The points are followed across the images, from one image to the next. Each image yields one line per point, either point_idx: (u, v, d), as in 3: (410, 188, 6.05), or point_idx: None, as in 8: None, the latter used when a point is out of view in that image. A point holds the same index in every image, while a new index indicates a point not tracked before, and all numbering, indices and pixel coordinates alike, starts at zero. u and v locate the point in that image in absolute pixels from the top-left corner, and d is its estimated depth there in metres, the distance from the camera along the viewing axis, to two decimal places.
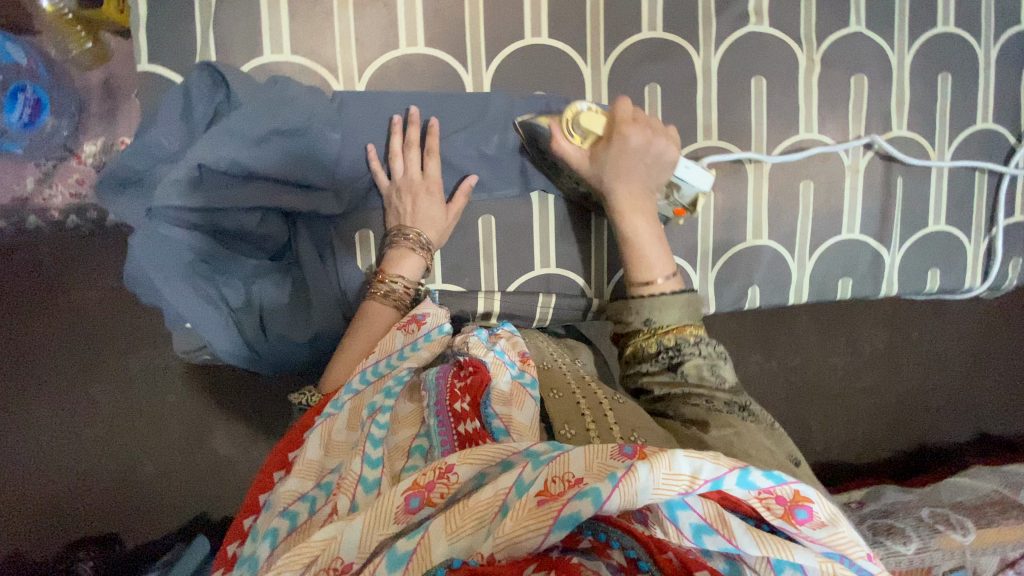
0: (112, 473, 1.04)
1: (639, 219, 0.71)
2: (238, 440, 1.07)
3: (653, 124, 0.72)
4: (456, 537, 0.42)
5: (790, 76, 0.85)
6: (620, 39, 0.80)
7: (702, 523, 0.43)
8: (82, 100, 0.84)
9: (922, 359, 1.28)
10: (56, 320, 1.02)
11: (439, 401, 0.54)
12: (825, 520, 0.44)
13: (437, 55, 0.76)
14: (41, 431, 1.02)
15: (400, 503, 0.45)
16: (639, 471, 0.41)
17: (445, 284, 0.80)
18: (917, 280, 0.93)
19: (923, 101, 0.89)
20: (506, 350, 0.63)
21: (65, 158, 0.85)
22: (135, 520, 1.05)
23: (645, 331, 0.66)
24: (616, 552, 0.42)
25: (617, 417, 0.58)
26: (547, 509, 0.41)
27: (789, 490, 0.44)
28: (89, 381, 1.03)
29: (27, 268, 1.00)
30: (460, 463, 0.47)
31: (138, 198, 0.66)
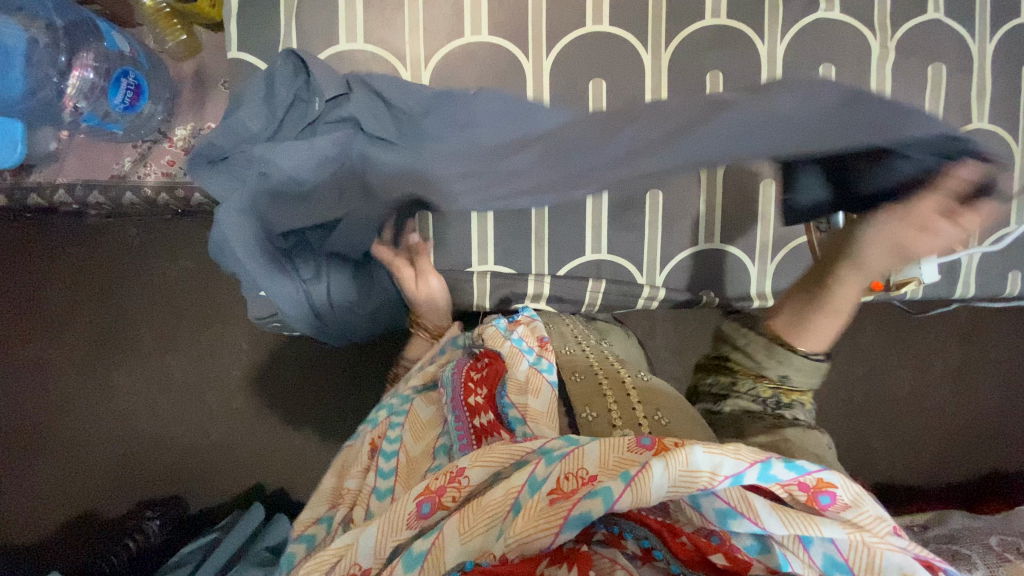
0: (186, 437, 1.13)
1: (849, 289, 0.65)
2: (295, 415, 1.13)
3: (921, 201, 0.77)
4: (469, 537, 0.44)
5: (862, 64, 0.82)
6: (684, 27, 0.80)
7: (726, 508, 0.43)
8: (176, 88, 0.94)
9: (998, 374, 1.19)
10: (145, 293, 1.11)
11: (455, 398, 0.61)
12: (848, 502, 0.44)
13: (499, 44, 0.78)
14: (122, 397, 1.12)
15: (412, 509, 0.48)
16: (653, 469, 0.41)
17: (497, 266, 0.83)
18: (994, 284, 0.88)
19: (1005, 95, 0.84)
20: (524, 337, 0.69)
21: (158, 140, 0.95)
22: (199, 486, 1.13)
23: (776, 382, 0.65)
24: (629, 542, 0.43)
25: (638, 396, 0.62)
26: (559, 507, 0.42)
27: (812, 478, 0.44)
28: (166, 351, 1.12)
29: (121, 244, 1.10)
30: (470, 467, 0.49)
31: (226, 172, 0.70)
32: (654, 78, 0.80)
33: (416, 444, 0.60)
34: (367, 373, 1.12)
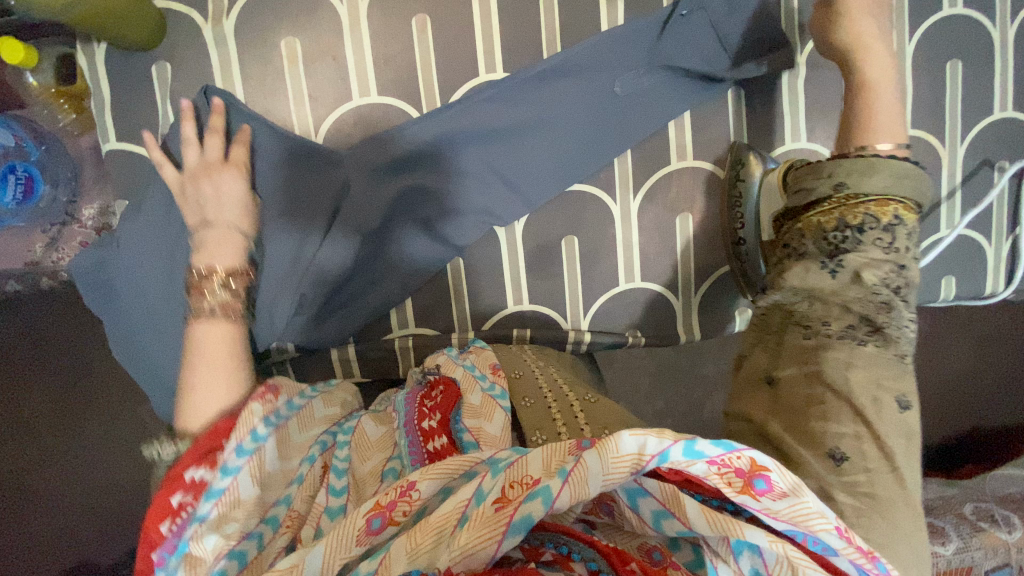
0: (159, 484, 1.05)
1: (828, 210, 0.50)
2: None
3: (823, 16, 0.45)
4: (416, 554, 0.47)
5: (770, 85, 0.79)
6: (580, 66, 0.76)
7: (660, 508, 0.49)
8: (76, 165, 0.91)
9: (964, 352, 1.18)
10: (82, 362, 1.04)
11: (408, 421, 0.61)
12: (785, 488, 0.46)
13: (390, 103, 0.75)
14: (92, 444, 1.04)
15: (361, 525, 0.49)
16: (587, 461, 0.46)
17: (419, 327, 0.81)
18: (928, 289, 0.87)
19: (927, 96, 0.82)
20: (478, 364, 0.71)
21: (67, 222, 0.92)
22: None
23: (837, 196, 0.64)
24: (577, 564, 0.46)
25: (586, 417, 0.64)
26: (501, 515, 0.45)
27: (745, 461, 0.46)
28: (133, 399, 1.04)
29: (33, 323, 1.03)
30: (420, 480, 0.52)
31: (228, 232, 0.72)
32: (555, 119, 0.76)
33: (364, 463, 0.59)
34: None
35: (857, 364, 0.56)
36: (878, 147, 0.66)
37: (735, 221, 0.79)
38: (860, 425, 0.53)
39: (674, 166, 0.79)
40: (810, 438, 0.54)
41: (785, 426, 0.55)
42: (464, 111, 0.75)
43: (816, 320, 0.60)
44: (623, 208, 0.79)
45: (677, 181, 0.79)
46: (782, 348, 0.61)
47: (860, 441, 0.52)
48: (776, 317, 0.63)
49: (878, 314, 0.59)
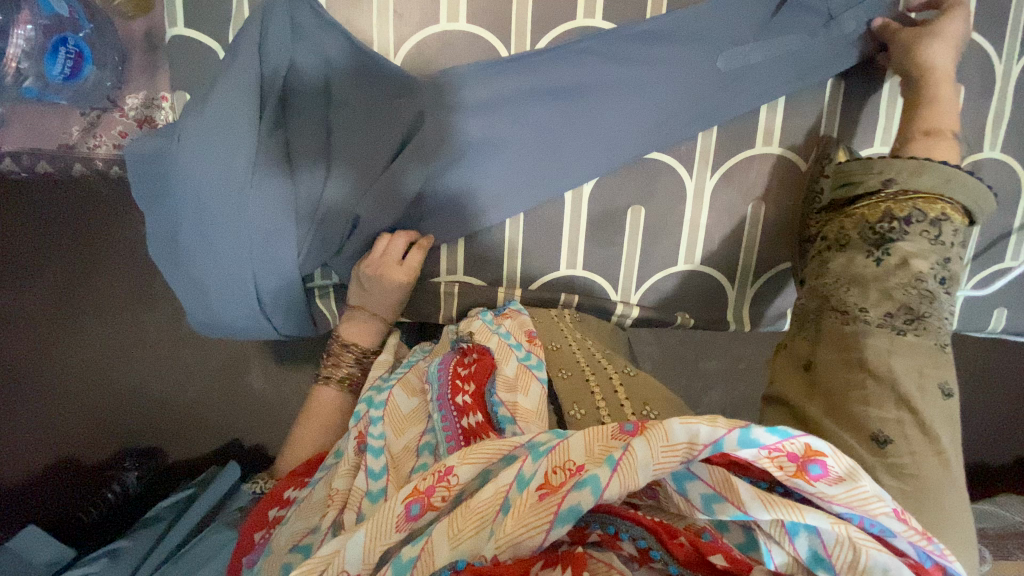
0: (157, 391, 1.05)
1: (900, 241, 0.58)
2: (272, 375, 1.06)
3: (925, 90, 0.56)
4: (459, 541, 0.44)
5: (873, 81, 0.75)
6: (682, 27, 0.72)
7: (710, 492, 0.43)
8: (125, 50, 0.86)
9: (974, 385, 1.19)
10: (96, 260, 1.00)
11: (442, 395, 0.60)
12: (841, 474, 0.42)
13: (477, 33, 0.70)
14: (91, 343, 1.03)
15: (400, 512, 0.47)
16: (636, 449, 0.42)
17: (467, 276, 0.79)
18: (978, 317, 0.86)
19: (1023, 121, 0.78)
20: (512, 331, 0.69)
21: (108, 109, 0.88)
22: (179, 438, 1.08)
23: (886, 193, 0.62)
24: (626, 543, 0.44)
25: (627, 393, 0.61)
26: (548, 503, 0.42)
27: (799, 445, 0.42)
28: (140, 309, 1.02)
29: (53, 212, 0.98)
30: (459, 464, 0.49)
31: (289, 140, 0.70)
32: (646, 80, 0.72)
33: (399, 439, 0.60)
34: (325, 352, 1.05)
35: (897, 350, 0.55)
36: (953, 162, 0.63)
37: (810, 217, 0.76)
38: (902, 410, 0.51)
39: (758, 150, 0.76)
40: (852, 421, 0.52)
41: (827, 409, 0.55)
42: (552, 61, 0.71)
43: (852, 306, 0.59)
44: (698, 184, 0.77)
45: (758, 167, 0.77)
46: (822, 335, 0.61)
47: (903, 426, 0.50)
48: (815, 303, 0.64)
49: (921, 304, 0.57)
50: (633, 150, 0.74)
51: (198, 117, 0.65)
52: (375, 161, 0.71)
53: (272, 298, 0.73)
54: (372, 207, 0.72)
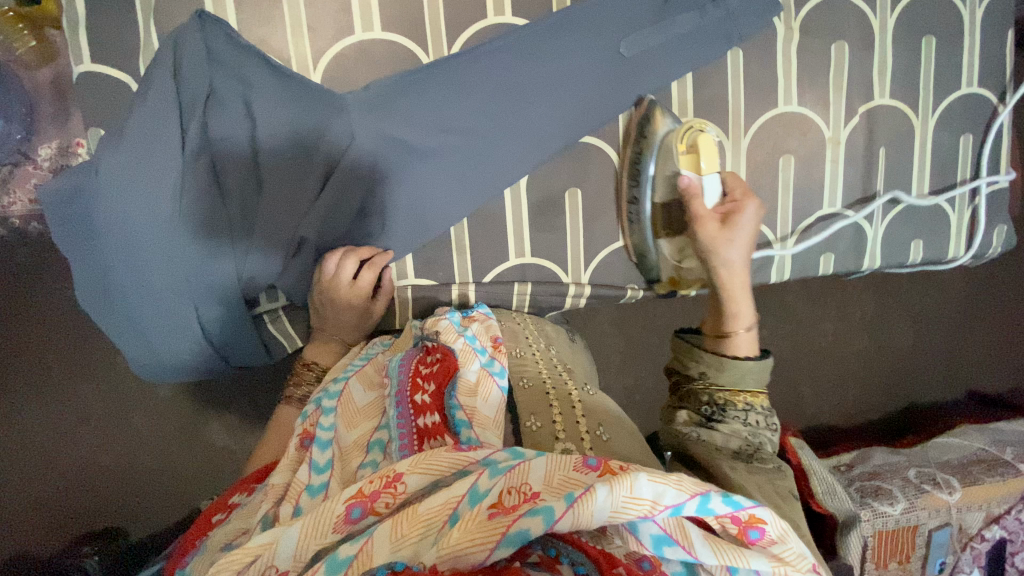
0: (108, 466, 1.00)
1: (739, 298, 0.68)
2: (234, 429, 1.03)
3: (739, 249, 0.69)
4: (401, 545, 0.44)
5: (768, 47, 0.82)
6: (588, 15, 0.76)
7: (662, 534, 0.44)
8: (33, 100, 0.82)
9: (912, 320, 1.27)
10: (26, 332, 0.96)
11: (400, 393, 0.60)
12: (776, 538, 0.45)
13: (394, 39, 0.72)
14: (29, 428, 0.97)
15: (341, 512, 0.47)
16: (598, 493, 0.42)
17: (418, 279, 0.78)
18: (899, 251, 0.93)
19: (905, 69, 0.87)
20: (478, 335, 0.68)
21: (21, 162, 0.84)
22: (138, 513, 1.02)
23: (701, 381, 0.66)
24: (565, 567, 0.43)
25: (584, 409, 0.62)
26: (498, 522, 0.43)
27: (746, 512, 0.45)
28: (77, 380, 0.98)
29: None
30: (409, 473, 0.49)
31: (216, 162, 0.67)
32: (562, 68, 0.76)
33: (349, 432, 0.59)
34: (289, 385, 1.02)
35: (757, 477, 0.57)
36: (734, 334, 0.67)
37: (631, 181, 0.79)
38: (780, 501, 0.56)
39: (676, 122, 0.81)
40: None
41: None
42: (470, 60, 0.73)
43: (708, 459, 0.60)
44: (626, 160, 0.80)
45: None
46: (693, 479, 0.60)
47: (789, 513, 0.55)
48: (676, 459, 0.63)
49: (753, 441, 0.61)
50: (563, 138, 0.77)
51: (114, 152, 0.63)
52: (307, 179, 0.70)
53: (219, 331, 0.71)
54: (315, 226, 0.70)
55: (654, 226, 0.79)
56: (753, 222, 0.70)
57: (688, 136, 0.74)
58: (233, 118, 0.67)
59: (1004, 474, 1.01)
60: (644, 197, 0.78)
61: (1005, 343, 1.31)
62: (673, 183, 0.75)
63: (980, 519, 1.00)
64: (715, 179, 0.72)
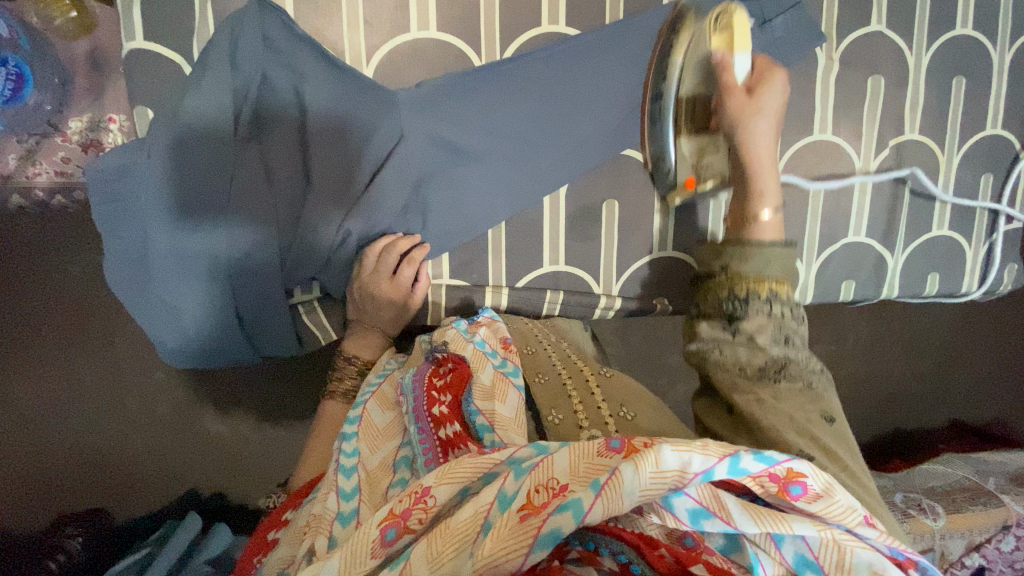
0: (101, 446, 0.99)
1: (767, 174, 0.70)
2: (231, 420, 1.02)
3: (773, 124, 0.71)
4: (438, 564, 0.43)
5: (808, 75, 0.84)
6: (641, 31, 0.77)
7: (698, 507, 0.44)
8: (67, 71, 0.80)
9: (912, 349, 1.30)
10: (37, 305, 0.94)
11: (418, 409, 0.59)
12: (819, 491, 0.44)
13: (449, 40, 0.72)
14: (24, 404, 0.95)
15: (376, 537, 0.47)
16: (623, 474, 0.42)
17: (452, 280, 0.78)
18: (916, 283, 0.95)
19: (935, 107, 0.89)
20: (487, 340, 0.69)
21: (50, 134, 0.82)
22: (127, 496, 1.01)
23: (723, 278, 0.65)
24: (605, 558, 0.44)
25: (603, 395, 0.62)
26: (529, 524, 0.42)
27: (783, 468, 0.44)
28: (77, 358, 0.96)
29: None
30: (436, 486, 0.48)
31: (262, 147, 0.67)
32: (610, 81, 0.77)
33: (373, 456, 0.58)
34: (303, 375, 1.01)
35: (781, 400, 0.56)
36: (760, 215, 0.68)
37: (658, 77, 0.75)
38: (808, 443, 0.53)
39: None
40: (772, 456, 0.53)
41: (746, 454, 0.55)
42: (522, 66, 0.74)
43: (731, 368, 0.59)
44: None
45: None
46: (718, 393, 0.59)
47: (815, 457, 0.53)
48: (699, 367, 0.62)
49: (784, 354, 0.58)
50: (606, 150, 0.78)
51: (168, 129, 0.63)
52: (353, 173, 0.70)
53: (253, 317, 0.70)
54: (359, 218, 0.71)
55: (676, 120, 0.75)
56: (777, 102, 0.72)
57: (717, 20, 0.72)
58: (282, 107, 0.67)
59: (986, 504, 1.05)
60: (671, 91, 0.74)
61: (1000, 377, 1.35)
62: (704, 71, 0.73)
63: (961, 546, 1.01)
64: (746, 59, 0.71)
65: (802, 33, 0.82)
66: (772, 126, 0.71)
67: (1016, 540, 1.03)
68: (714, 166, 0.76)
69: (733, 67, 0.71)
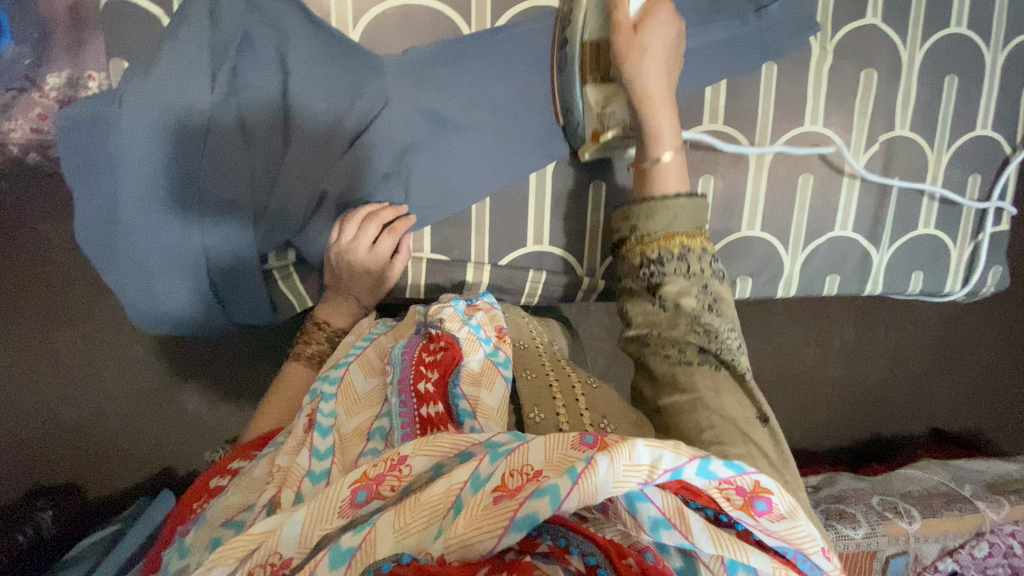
0: (72, 421, 0.97)
1: (661, 110, 0.65)
2: (207, 396, 1.00)
3: (671, 59, 0.66)
4: (405, 534, 0.42)
5: (802, 66, 0.83)
6: None
7: (660, 516, 0.42)
8: (46, 24, 0.76)
9: (895, 352, 1.30)
10: (8, 270, 0.91)
11: (403, 380, 0.57)
12: (784, 513, 0.43)
13: (437, 8, 0.70)
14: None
15: (346, 496, 0.46)
16: (598, 465, 0.40)
17: (433, 255, 0.77)
18: (899, 281, 0.95)
19: (926, 104, 0.89)
20: (483, 325, 0.66)
21: (26, 89, 0.77)
22: (97, 473, 0.99)
23: (634, 241, 0.64)
24: (575, 558, 0.40)
25: (588, 404, 0.59)
26: (503, 507, 0.40)
27: (749, 481, 0.43)
28: (51, 328, 0.94)
29: None
30: (413, 455, 0.47)
31: (236, 103, 0.65)
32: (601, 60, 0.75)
33: (350, 420, 0.56)
34: (280, 351, 1.00)
35: (718, 391, 0.57)
36: (660, 159, 0.65)
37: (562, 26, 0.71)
38: (749, 444, 0.54)
39: (705, 127, 0.81)
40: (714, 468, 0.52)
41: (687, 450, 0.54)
42: (512, 39, 0.72)
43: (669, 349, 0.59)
44: None
45: (705, 143, 0.82)
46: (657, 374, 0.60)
47: (755, 459, 0.53)
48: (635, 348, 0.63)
49: (710, 328, 0.59)
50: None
51: (142, 83, 0.61)
52: (333, 138, 0.69)
53: (225, 283, 0.69)
54: (339, 182, 0.70)
55: (581, 70, 0.70)
56: (666, 37, 0.65)
57: None
58: (263, 66, 0.65)
59: (962, 509, 1.05)
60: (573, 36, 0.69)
61: (981, 384, 1.35)
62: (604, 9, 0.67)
63: (934, 551, 1.03)
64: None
65: (797, 21, 0.81)
66: (669, 59, 0.66)
67: (990, 547, 1.04)
68: (617, 113, 0.70)
69: (626, 2, 0.65)
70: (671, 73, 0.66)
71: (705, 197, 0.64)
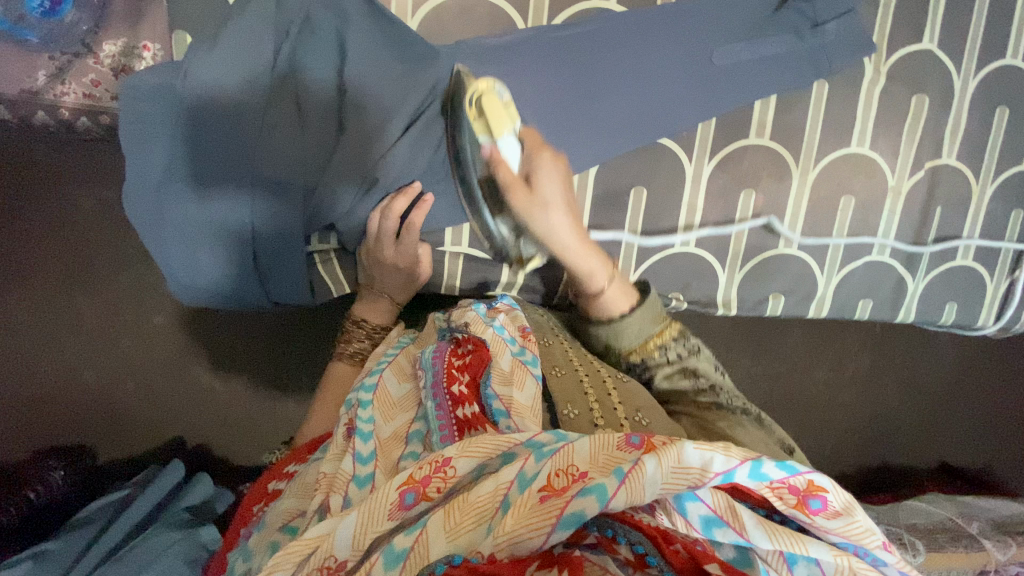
0: (92, 384, 0.98)
1: (585, 248, 0.68)
2: (225, 370, 1.01)
3: (567, 200, 0.69)
4: (455, 535, 0.42)
5: (853, 85, 0.82)
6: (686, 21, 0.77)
7: (711, 515, 0.43)
8: None
9: (915, 383, 1.29)
10: (45, 230, 0.93)
11: (437, 384, 0.57)
12: (838, 508, 0.43)
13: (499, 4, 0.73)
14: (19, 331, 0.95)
15: (395, 499, 0.46)
16: (645, 466, 0.41)
17: (471, 248, 0.77)
18: (929, 311, 0.94)
19: (975, 133, 0.88)
20: (506, 325, 0.64)
21: (82, 54, 0.77)
22: (113, 437, 1.01)
23: (610, 353, 0.68)
24: (622, 547, 0.41)
25: (620, 396, 0.59)
26: (551, 506, 0.41)
27: (802, 480, 0.43)
28: (80, 291, 0.95)
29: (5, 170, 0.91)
30: (458, 456, 0.47)
31: (295, 81, 0.65)
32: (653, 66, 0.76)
33: (387, 424, 0.57)
34: (304, 332, 1.01)
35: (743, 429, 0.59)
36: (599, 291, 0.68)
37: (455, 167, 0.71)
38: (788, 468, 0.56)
39: (751, 140, 0.81)
40: None
41: None
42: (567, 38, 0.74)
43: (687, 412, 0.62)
44: (696, 168, 0.81)
45: (751, 156, 0.82)
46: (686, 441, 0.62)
47: None
48: None
49: (710, 385, 0.63)
50: (643, 135, 0.77)
51: (205, 56, 0.62)
52: (386, 122, 0.69)
53: (269, 260, 0.69)
54: (387, 166, 0.70)
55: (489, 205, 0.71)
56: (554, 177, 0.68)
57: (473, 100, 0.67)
58: (322, 47, 0.66)
59: (970, 545, 1.03)
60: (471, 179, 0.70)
61: (999, 421, 1.33)
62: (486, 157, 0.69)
63: None
64: (513, 141, 0.66)
65: (852, 41, 0.81)
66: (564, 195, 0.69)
67: None
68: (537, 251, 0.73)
69: (505, 157, 0.66)
70: (572, 213, 0.69)
71: (653, 291, 0.68)
